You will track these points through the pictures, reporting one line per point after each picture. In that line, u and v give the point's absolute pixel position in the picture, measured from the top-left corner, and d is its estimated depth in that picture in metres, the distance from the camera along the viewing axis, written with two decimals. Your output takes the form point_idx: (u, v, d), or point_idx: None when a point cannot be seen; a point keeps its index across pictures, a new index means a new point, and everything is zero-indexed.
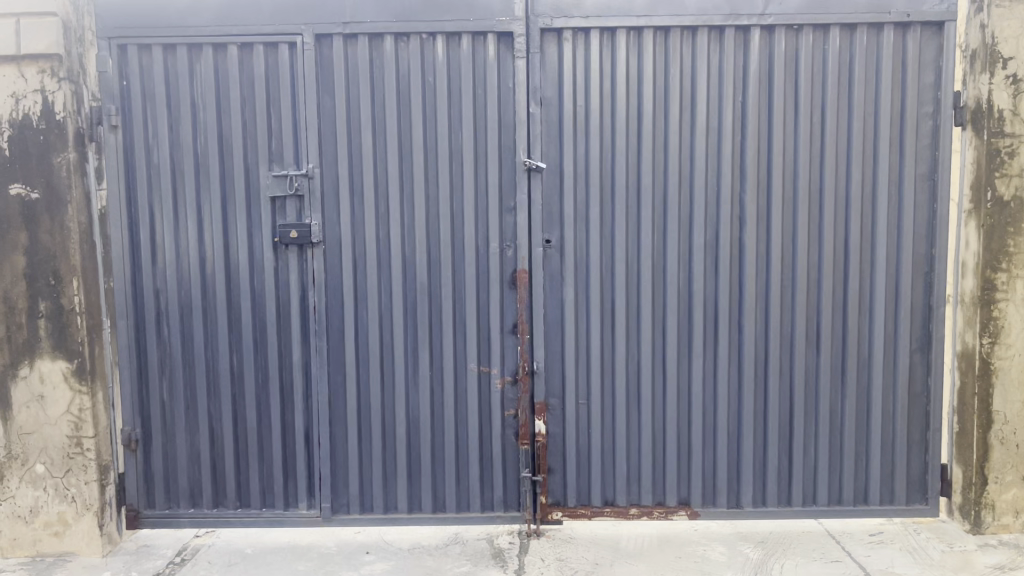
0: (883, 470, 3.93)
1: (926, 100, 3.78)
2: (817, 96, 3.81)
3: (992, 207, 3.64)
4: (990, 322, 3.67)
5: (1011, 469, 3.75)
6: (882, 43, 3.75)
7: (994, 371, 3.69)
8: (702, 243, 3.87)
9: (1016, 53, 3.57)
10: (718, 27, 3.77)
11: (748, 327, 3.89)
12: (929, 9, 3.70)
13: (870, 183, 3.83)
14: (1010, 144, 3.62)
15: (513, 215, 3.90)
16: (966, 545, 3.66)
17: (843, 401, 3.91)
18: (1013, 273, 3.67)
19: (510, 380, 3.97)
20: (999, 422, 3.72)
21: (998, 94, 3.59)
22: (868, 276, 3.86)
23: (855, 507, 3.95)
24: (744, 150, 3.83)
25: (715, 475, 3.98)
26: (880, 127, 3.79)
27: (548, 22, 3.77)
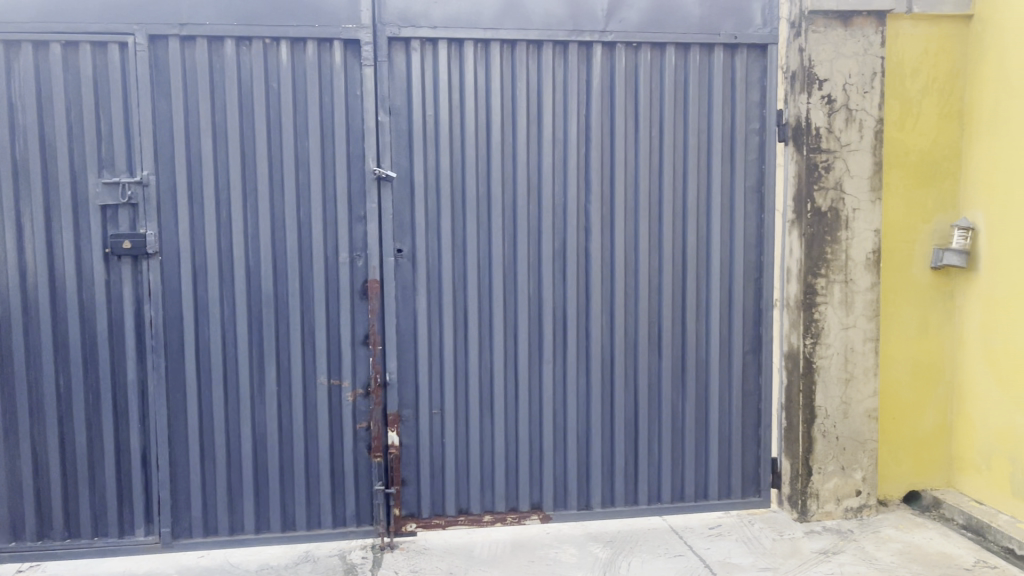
0: (721, 466, 4.15)
1: (753, 117, 4.03)
2: (656, 112, 3.98)
3: (812, 216, 3.89)
4: (811, 324, 3.93)
5: (832, 460, 4.00)
6: (713, 63, 3.97)
7: (816, 369, 3.95)
8: (550, 252, 3.96)
9: (830, 75, 3.87)
10: (562, 43, 3.88)
11: (594, 332, 4.02)
12: (754, 32, 3.97)
13: (705, 195, 4.04)
14: (826, 159, 3.89)
15: (363, 224, 3.85)
16: (794, 533, 3.91)
17: (684, 401, 4.10)
18: (831, 278, 3.94)
19: (361, 392, 3.91)
20: (821, 416, 3.97)
21: (815, 113, 3.86)
22: (704, 284, 4.07)
23: (696, 503, 4.15)
24: (589, 161, 3.95)
25: (566, 477, 4.07)
26: (714, 142, 4.01)
27: (395, 31, 3.76)
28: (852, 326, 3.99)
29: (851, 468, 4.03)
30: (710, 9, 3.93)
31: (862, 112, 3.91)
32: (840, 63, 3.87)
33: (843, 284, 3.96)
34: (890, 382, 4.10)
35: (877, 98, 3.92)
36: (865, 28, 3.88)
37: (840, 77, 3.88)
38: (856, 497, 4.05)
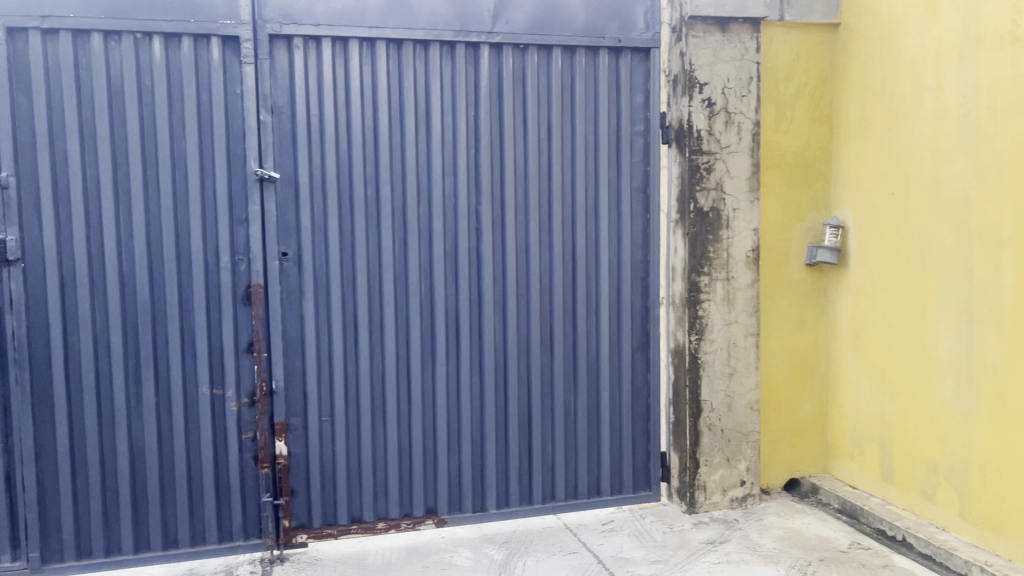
0: (612, 462, 4.22)
1: (638, 119, 4.12)
2: (544, 114, 4.01)
3: (695, 216, 4.00)
4: (696, 320, 4.04)
5: (717, 452, 4.13)
6: (599, 65, 4.03)
7: (701, 365, 4.06)
8: (441, 253, 3.93)
9: (710, 79, 3.99)
10: (449, 43, 3.86)
11: (487, 333, 4.01)
12: (637, 36, 4.05)
13: (593, 196, 4.10)
14: (707, 161, 4.01)
15: (245, 227, 3.71)
16: (684, 524, 4.01)
17: (577, 400, 4.14)
18: (713, 276, 4.06)
19: (246, 401, 3.78)
20: (707, 410, 4.09)
21: (697, 115, 3.97)
22: (594, 283, 4.13)
23: (589, 500, 4.20)
24: (479, 161, 3.94)
25: (460, 480, 4.04)
26: (600, 144, 4.06)
27: (277, 28, 3.64)
28: (734, 322, 4.12)
29: (736, 459, 4.17)
30: (594, 12, 3.98)
31: (740, 116, 4.05)
32: (719, 68, 4.00)
33: (725, 281, 4.09)
34: (770, 375, 4.26)
35: (754, 102, 4.07)
36: (741, 34, 4.02)
37: (719, 81, 4.00)
38: (740, 487, 4.19)
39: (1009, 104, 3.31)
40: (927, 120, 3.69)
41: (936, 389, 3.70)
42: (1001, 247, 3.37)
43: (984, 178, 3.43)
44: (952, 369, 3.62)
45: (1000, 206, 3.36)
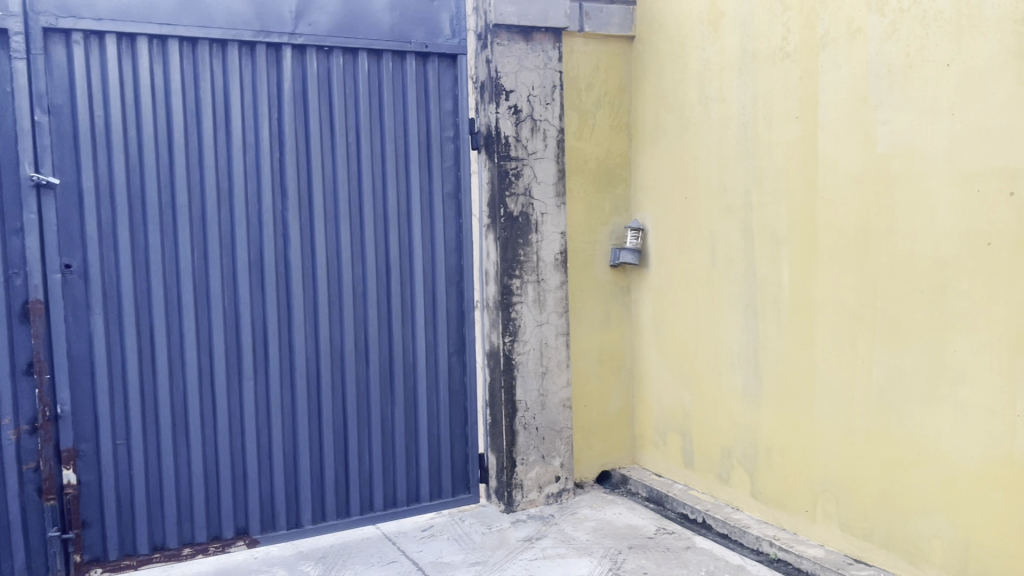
0: (431, 468, 4.21)
1: (447, 125, 4.13)
2: (351, 119, 3.93)
3: (505, 220, 4.08)
4: (510, 322, 4.12)
5: (533, 450, 4.23)
6: (406, 70, 4.01)
7: (515, 366, 4.14)
8: (245, 261, 3.76)
9: (516, 87, 4.08)
10: (248, 43, 3.70)
11: (297, 342, 3.88)
12: (443, 42, 4.07)
13: (404, 201, 4.07)
14: (516, 167, 4.10)
15: (20, 238, 3.38)
16: (502, 524, 4.07)
17: (393, 407, 4.10)
18: (525, 279, 4.16)
19: (27, 429, 3.44)
20: (522, 410, 4.18)
21: (504, 122, 4.05)
22: (408, 289, 4.11)
23: (409, 507, 4.17)
24: (284, 166, 3.81)
25: (272, 496, 3.89)
26: (410, 149, 4.04)
27: (52, 22, 3.34)
28: (545, 323, 4.24)
29: (550, 456, 4.29)
30: (399, 18, 3.97)
31: (544, 123, 4.17)
32: (524, 75, 4.09)
33: (535, 283, 4.19)
34: (580, 373, 4.41)
35: (557, 109, 4.20)
36: (544, 44, 4.14)
37: (524, 89, 4.10)
38: (555, 483, 4.31)
39: (782, 115, 3.64)
40: (713, 129, 3.97)
41: (728, 379, 3.99)
42: (778, 246, 3.71)
43: (763, 183, 3.75)
44: (741, 359, 3.91)
45: (777, 208, 3.70)
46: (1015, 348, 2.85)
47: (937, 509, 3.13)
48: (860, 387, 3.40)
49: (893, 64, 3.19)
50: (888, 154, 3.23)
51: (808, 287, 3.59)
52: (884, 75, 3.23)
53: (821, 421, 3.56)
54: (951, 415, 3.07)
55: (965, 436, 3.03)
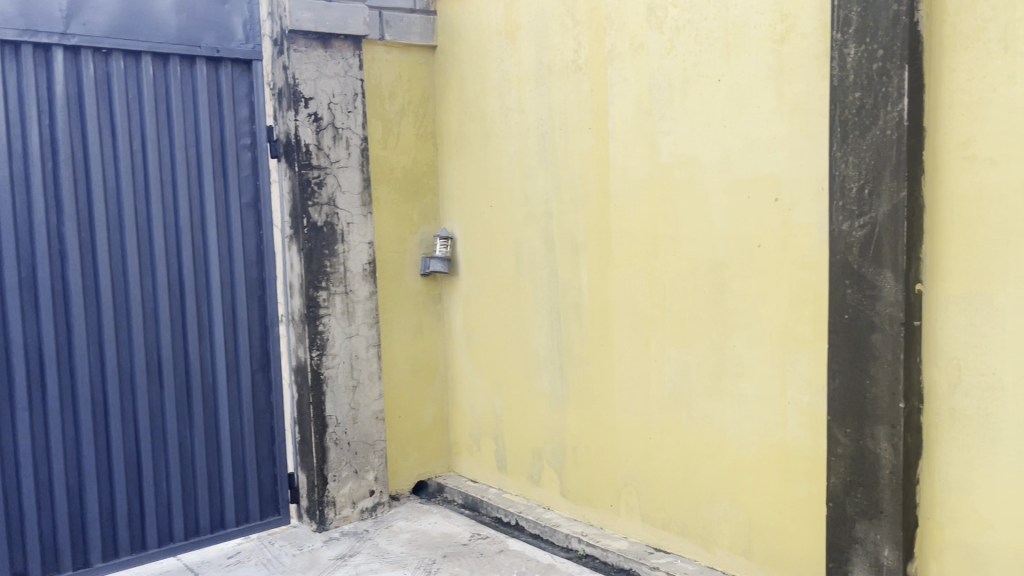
0: (236, 491, 4.03)
1: (243, 132, 3.96)
2: (135, 126, 3.69)
3: (309, 231, 3.98)
4: (316, 336, 4.02)
5: (345, 465, 4.15)
6: (195, 76, 3.81)
7: (324, 380, 4.04)
8: (15, 282, 3.43)
9: (315, 94, 3.99)
10: (11, 43, 3.37)
11: (80, 367, 3.59)
12: (236, 47, 3.90)
13: (198, 213, 3.86)
14: (318, 176, 4.00)
15: None
16: (313, 544, 3.96)
17: (192, 431, 3.89)
18: (331, 291, 4.06)
19: None
20: (332, 425, 4.09)
21: (304, 130, 3.95)
22: (205, 305, 3.90)
23: (212, 535, 3.96)
24: (59, 177, 3.52)
25: (55, 536, 3.58)
26: (202, 158, 3.85)
27: None
28: (354, 335, 4.16)
29: (363, 470, 4.22)
30: (187, 20, 3.76)
31: (347, 131, 4.10)
32: (323, 83, 4.01)
33: (343, 295, 4.11)
34: (393, 384, 4.37)
35: (360, 118, 4.15)
36: (344, 51, 4.08)
37: (324, 96, 4.01)
38: (370, 497, 4.25)
39: (576, 126, 3.77)
40: (513, 139, 4.06)
41: (536, 382, 4.09)
42: (577, 252, 3.84)
43: (561, 191, 3.87)
44: (547, 362, 4.02)
45: (574, 216, 3.83)
46: (784, 340, 3.10)
47: (724, 495, 3.35)
48: (654, 384, 3.58)
49: (673, 78, 3.39)
50: (671, 163, 3.43)
51: (605, 290, 3.74)
52: (665, 88, 3.42)
53: (621, 418, 3.72)
54: (733, 406, 3.30)
55: (745, 424, 3.26)
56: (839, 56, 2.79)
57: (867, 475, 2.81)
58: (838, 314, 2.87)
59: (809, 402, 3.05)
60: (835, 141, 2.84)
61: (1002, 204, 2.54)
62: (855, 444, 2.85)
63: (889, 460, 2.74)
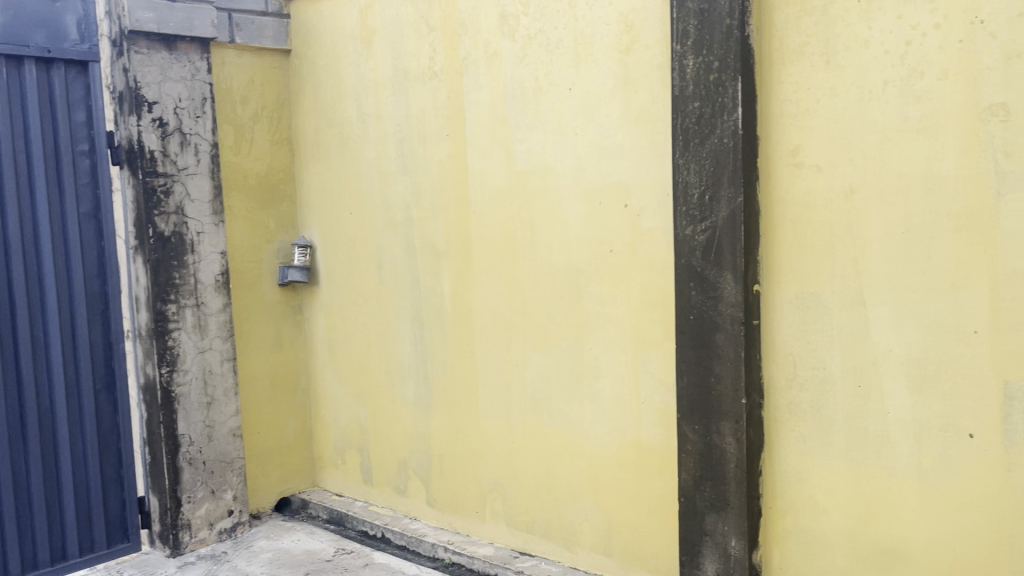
0: (80, 520, 3.79)
1: (80, 138, 3.74)
2: None
3: (155, 242, 3.79)
4: (166, 352, 3.83)
5: (201, 486, 3.98)
6: (24, 77, 3.56)
7: (175, 398, 3.86)
8: None
9: (159, 98, 3.81)
10: None
11: None
12: (70, 48, 3.69)
13: (30, 224, 3.61)
14: (165, 183, 3.83)
15: None
16: (166, 570, 3.76)
17: (27, 458, 3.62)
18: (182, 304, 3.89)
19: None
20: (185, 444, 3.91)
21: (147, 136, 3.77)
22: (40, 323, 3.65)
23: (54, 568, 3.71)
24: None
25: None
26: (34, 166, 3.60)
27: None
28: (207, 349, 3.99)
29: (221, 490, 4.06)
30: (13, 18, 3.50)
31: (194, 137, 3.94)
32: (167, 86, 3.83)
33: (194, 308, 3.94)
34: (251, 399, 4.23)
35: (209, 123, 3.99)
36: (190, 54, 3.91)
37: (169, 100, 3.84)
38: (228, 517, 4.09)
39: (434, 132, 3.76)
40: (372, 145, 4.01)
41: (399, 391, 4.05)
42: (438, 259, 3.83)
43: (421, 198, 3.85)
44: (410, 371, 3.99)
45: (434, 223, 3.82)
46: (635, 342, 3.19)
47: (584, 496, 3.41)
48: (515, 389, 3.61)
49: (526, 86, 3.43)
50: (526, 170, 3.47)
51: (466, 296, 3.74)
52: (519, 96, 3.46)
53: (484, 423, 3.73)
54: (590, 407, 3.36)
55: (601, 425, 3.32)
56: (679, 67, 2.89)
57: (714, 469, 2.92)
58: (684, 315, 2.96)
59: (660, 401, 3.14)
60: (677, 149, 2.93)
61: (827, 207, 2.69)
62: (703, 439, 2.95)
63: (734, 454, 2.86)
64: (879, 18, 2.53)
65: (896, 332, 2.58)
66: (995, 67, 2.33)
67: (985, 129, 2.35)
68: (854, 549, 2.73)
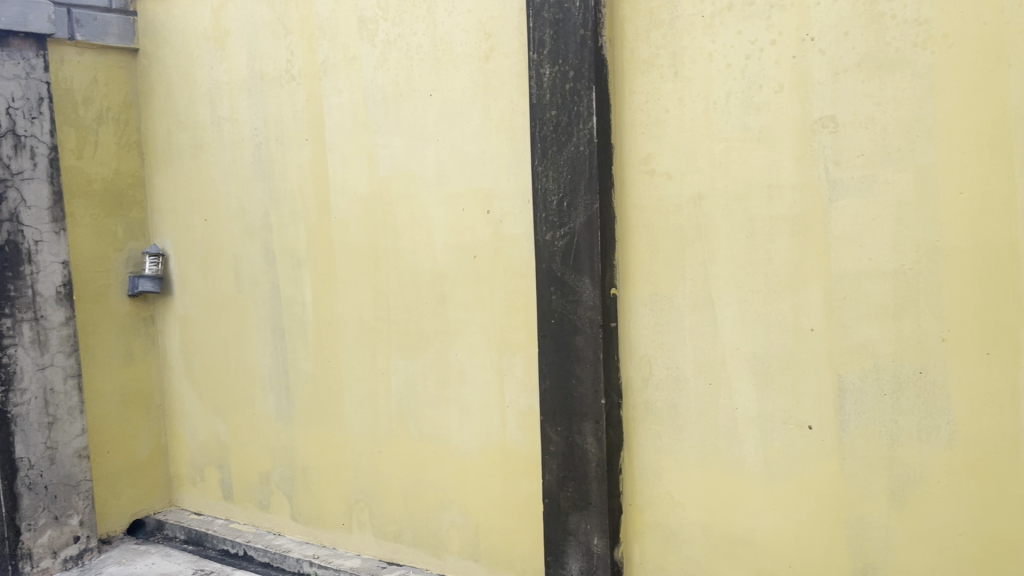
0: None
1: None
2: None
3: None
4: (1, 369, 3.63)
5: (42, 512, 3.76)
6: None
7: (11, 419, 3.65)
8: None
9: None
10: None
11: None
12: None
13: None
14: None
15: None
16: None
17: None
18: (18, 318, 3.67)
19: None
20: (24, 468, 3.71)
21: None
22: None
23: None
24: None
25: None
26: None
27: None
28: (48, 366, 3.76)
29: (65, 515, 3.83)
30: None
31: (31, 139, 3.69)
32: None
33: (32, 323, 3.71)
34: (98, 418, 4.00)
35: (47, 124, 3.74)
36: (24, 51, 3.65)
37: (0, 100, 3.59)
38: (74, 544, 3.86)
39: (293, 137, 3.67)
40: (227, 149, 3.87)
41: (260, 403, 3.92)
42: (299, 266, 3.73)
43: (280, 204, 3.75)
44: (272, 382, 3.87)
45: (295, 229, 3.72)
46: (500, 347, 3.22)
47: (451, 502, 3.40)
48: (381, 397, 3.56)
49: (386, 91, 3.40)
50: (388, 176, 3.43)
51: (329, 304, 3.67)
52: (379, 101, 3.42)
53: (350, 433, 3.66)
54: (456, 413, 3.36)
55: (467, 431, 3.33)
56: (536, 75, 2.94)
57: (577, 469, 2.98)
58: (546, 319, 3.01)
59: (525, 405, 3.17)
60: (536, 155, 2.98)
61: (677, 213, 2.80)
62: (566, 441, 3.00)
63: (595, 454, 2.93)
64: (721, 33, 2.66)
65: (742, 331, 2.71)
66: (825, 81, 2.49)
67: (817, 139, 2.52)
68: (708, 540, 2.84)
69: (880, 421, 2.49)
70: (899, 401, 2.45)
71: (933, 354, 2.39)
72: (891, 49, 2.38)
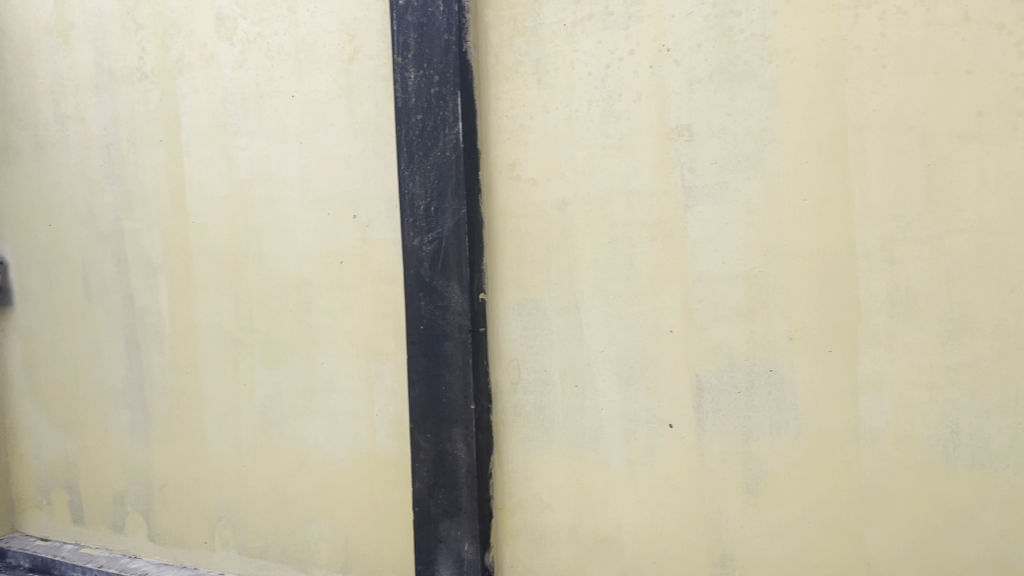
0: None
1: None
2: None
3: None
4: None
5: None
6: None
7: None
8: None
9: None
10: None
11: None
12: None
13: None
14: None
15: None
16: None
17: None
18: None
19: None
20: None
21: None
22: None
23: None
24: None
25: None
26: None
27: None
28: None
29: None
30: None
31: None
32: None
33: None
34: None
35: None
36: None
37: None
38: None
39: (146, 137, 3.49)
40: (73, 150, 3.65)
41: (113, 419, 3.70)
42: (154, 274, 3.55)
43: (132, 209, 3.55)
44: (126, 397, 3.66)
45: (149, 234, 3.54)
46: (367, 354, 3.16)
47: (318, 514, 3.32)
48: (244, 409, 3.43)
49: (246, 92, 3.28)
50: (248, 179, 3.31)
51: (188, 313, 3.50)
52: (239, 101, 3.30)
53: (211, 448, 3.51)
54: (323, 424, 3.28)
55: (334, 441, 3.26)
56: (401, 78, 2.90)
57: (447, 476, 2.96)
58: (414, 326, 2.97)
59: (394, 413, 3.13)
60: (402, 159, 2.93)
61: (541, 219, 2.83)
62: (435, 447, 2.97)
63: (465, 459, 2.92)
64: (582, 42, 2.71)
65: (605, 334, 2.76)
66: (680, 91, 2.57)
67: (673, 147, 2.60)
68: (575, 542, 2.87)
69: (734, 418, 2.59)
70: (752, 398, 2.56)
71: (782, 353, 2.51)
72: (739, 62, 2.49)
